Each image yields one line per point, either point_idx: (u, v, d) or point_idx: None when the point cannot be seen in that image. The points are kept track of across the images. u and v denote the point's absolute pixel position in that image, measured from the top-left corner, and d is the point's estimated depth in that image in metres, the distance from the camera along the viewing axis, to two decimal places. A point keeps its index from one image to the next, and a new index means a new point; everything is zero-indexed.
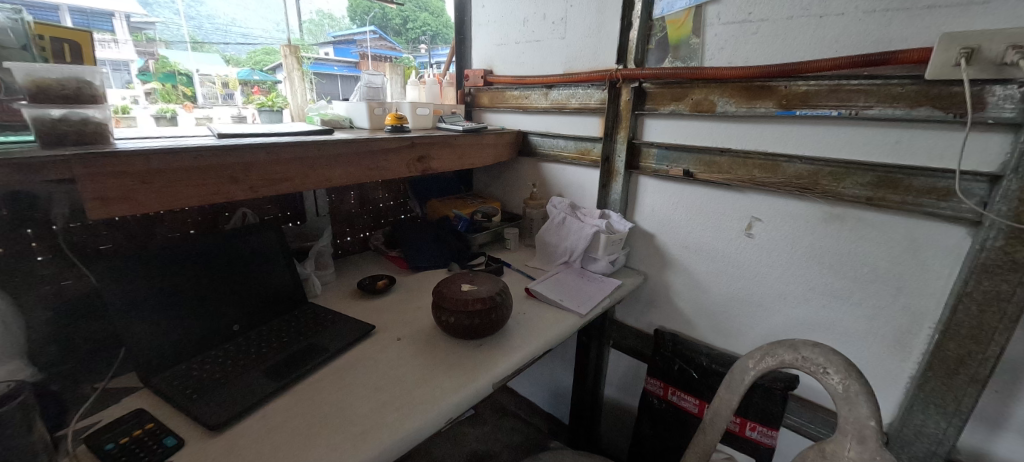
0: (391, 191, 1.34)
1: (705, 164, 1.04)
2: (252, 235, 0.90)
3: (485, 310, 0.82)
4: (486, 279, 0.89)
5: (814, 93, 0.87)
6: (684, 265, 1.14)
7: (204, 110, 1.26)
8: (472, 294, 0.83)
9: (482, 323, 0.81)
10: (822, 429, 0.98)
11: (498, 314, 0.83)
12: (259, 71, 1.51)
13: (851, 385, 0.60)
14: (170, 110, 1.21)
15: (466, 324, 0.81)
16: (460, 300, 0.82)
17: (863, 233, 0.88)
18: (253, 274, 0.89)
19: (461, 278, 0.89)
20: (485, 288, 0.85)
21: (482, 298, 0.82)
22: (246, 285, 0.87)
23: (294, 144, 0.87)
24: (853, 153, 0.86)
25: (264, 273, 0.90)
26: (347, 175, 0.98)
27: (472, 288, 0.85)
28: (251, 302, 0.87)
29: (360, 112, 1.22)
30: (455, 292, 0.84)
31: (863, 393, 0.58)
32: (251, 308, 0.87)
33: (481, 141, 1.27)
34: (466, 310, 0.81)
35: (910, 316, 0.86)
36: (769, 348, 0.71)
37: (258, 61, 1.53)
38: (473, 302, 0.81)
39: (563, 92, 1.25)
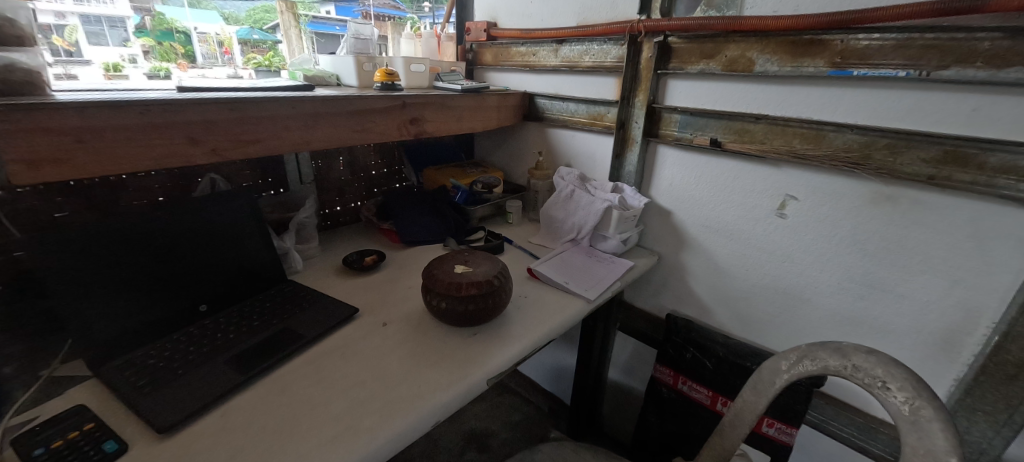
0: (384, 157, 1.22)
1: (736, 132, 0.91)
2: (222, 204, 0.79)
3: (481, 296, 0.71)
4: (484, 260, 0.78)
5: (876, 49, 0.74)
6: (704, 246, 1.04)
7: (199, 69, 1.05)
8: (466, 277, 0.73)
9: (478, 309, 0.71)
10: (847, 427, 0.92)
11: (496, 301, 0.73)
12: (259, 30, 1.25)
13: (920, 407, 0.48)
14: (164, 69, 0.99)
15: (459, 310, 0.71)
16: (453, 283, 0.71)
17: (917, 217, 0.77)
18: (224, 248, 0.78)
19: (455, 257, 0.79)
20: (482, 269, 0.75)
21: (477, 282, 0.72)
22: (215, 260, 0.77)
23: (265, 101, 0.75)
24: (916, 123, 0.73)
25: (235, 248, 0.80)
26: (331, 138, 0.86)
27: (467, 270, 0.74)
28: (220, 279, 0.77)
29: (348, 68, 1.10)
30: (447, 274, 0.74)
31: (937, 420, 0.47)
32: (220, 286, 0.77)
33: (483, 103, 1.14)
34: (458, 295, 0.71)
35: (964, 312, 0.76)
36: (813, 351, 0.61)
37: (257, 20, 1.25)
38: (468, 287, 0.71)
39: (575, 49, 1.11)
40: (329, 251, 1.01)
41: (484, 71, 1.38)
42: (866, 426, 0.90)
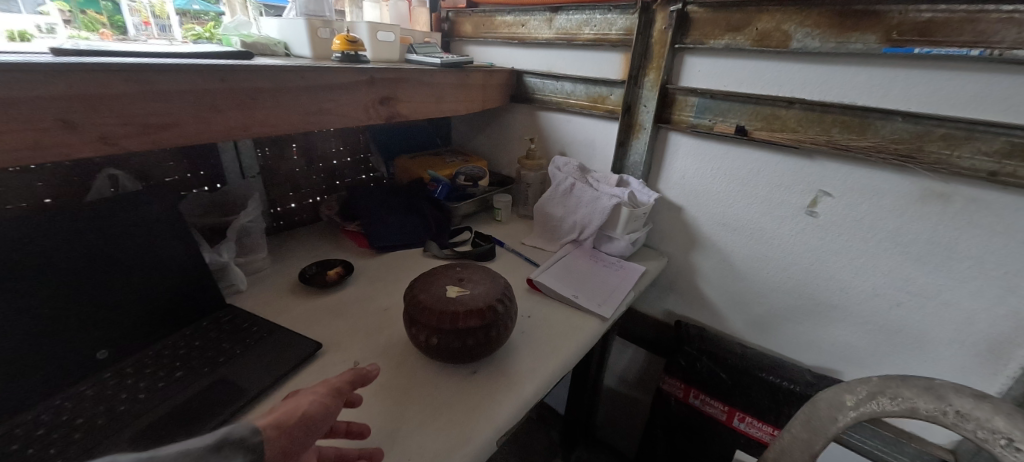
0: (347, 144, 1.03)
1: (765, 119, 0.80)
2: (133, 211, 0.60)
3: (482, 328, 0.56)
4: (483, 277, 0.63)
5: (940, 23, 0.63)
6: (719, 246, 0.93)
7: (133, 42, 0.78)
8: (462, 303, 0.57)
9: (477, 345, 0.56)
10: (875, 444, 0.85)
11: (499, 332, 0.58)
12: None
13: None
14: (85, 39, 0.74)
15: (455, 347, 0.56)
16: (446, 312, 0.56)
17: (972, 218, 0.68)
18: (134, 271, 0.59)
19: (445, 275, 0.63)
20: (480, 290, 0.60)
21: (477, 310, 0.56)
22: (120, 287, 0.58)
23: (185, 70, 0.55)
24: (979, 111, 0.64)
25: (151, 270, 0.60)
26: (279, 122, 0.67)
27: (462, 293, 0.59)
28: (129, 312, 0.58)
29: (299, 34, 0.89)
30: (437, 298, 0.58)
31: None
32: (129, 321, 0.58)
33: (466, 80, 0.97)
34: (453, 328, 0.55)
35: (1015, 322, 0.68)
36: (893, 386, 0.51)
37: None
38: (465, 317, 0.56)
39: (573, 19, 0.95)
40: (282, 260, 0.82)
41: (462, 44, 1.20)
42: (894, 443, 0.83)
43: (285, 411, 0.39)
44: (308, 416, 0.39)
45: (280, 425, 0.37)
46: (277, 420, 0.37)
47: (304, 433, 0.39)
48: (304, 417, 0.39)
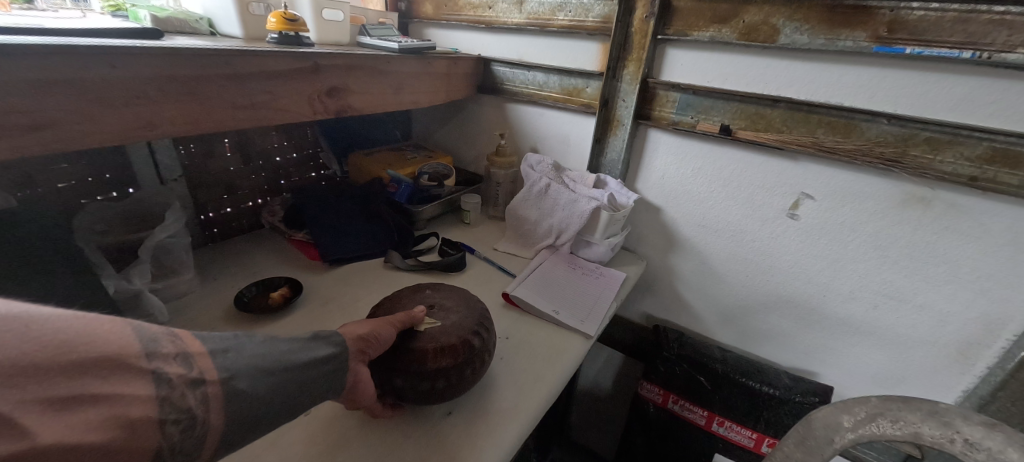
0: (293, 138, 0.91)
1: (749, 118, 0.76)
2: (32, 217, 0.53)
3: (455, 367, 0.49)
4: (456, 303, 0.56)
5: (932, 22, 0.60)
6: (698, 249, 0.90)
7: (24, 12, 0.64)
8: (433, 337, 0.50)
9: (449, 386, 0.49)
10: (872, 452, 0.83)
11: (475, 371, 0.51)
12: None
13: None
14: None
15: (423, 389, 0.48)
16: (413, 350, 0.48)
17: (952, 222, 0.67)
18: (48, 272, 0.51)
19: (413, 301, 0.56)
20: (454, 319, 0.53)
21: (450, 347, 0.49)
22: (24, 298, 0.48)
23: (55, 52, 0.42)
24: (963, 114, 0.62)
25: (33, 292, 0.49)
26: (204, 119, 0.55)
27: (433, 326, 0.52)
28: None
29: (226, 10, 0.75)
30: (409, 332, 0.51)
31: None
32: None
33: (428, 68, 0.87)
34: (421, 368, 0.48)
35: (986, 324, 0.69)
36: (894, 409, 0.49)
37: None
38: (436, 356, 0.48)
39: (546, 3, 0.87)
40: (215, 280, 0.70)
41: (422, 27, 1.08)
42: (887, 449, 0.82)
43: (360, 328, 0.46)
44: (377, 334, 0.47)
45: (358, 338, 0.45)
46: (353, 333, 0.45)
47: (373, 346, 0.46)
48: (372, 335, 0.46)
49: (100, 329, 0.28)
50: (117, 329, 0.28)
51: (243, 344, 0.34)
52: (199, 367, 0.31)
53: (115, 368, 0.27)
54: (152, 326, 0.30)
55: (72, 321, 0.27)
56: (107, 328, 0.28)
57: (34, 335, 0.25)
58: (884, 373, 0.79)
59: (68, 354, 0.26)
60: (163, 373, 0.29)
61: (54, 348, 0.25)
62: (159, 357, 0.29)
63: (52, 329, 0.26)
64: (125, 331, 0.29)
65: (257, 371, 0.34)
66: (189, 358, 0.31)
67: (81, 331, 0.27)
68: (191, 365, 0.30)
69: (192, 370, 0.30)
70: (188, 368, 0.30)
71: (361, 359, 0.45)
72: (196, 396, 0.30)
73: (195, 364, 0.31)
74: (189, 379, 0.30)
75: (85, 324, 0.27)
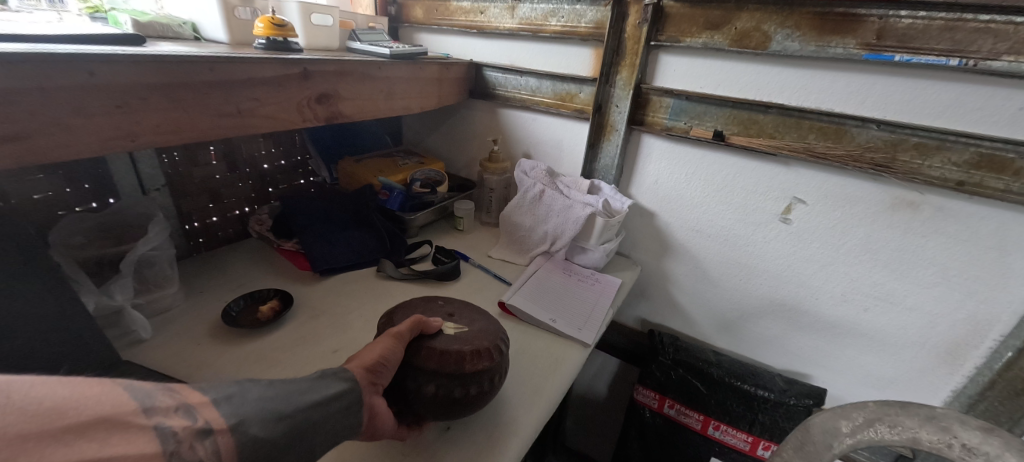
0: (281, 145, 0.88)
1: (742, 123, 0.76)
2: None
3: (491, 371, 0.48)
4: (475, 314, 0.56)
5: (919, 30, 0.61)
6: (692, 253, 0.90)
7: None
8: (463, 341, 0.49)
9: (483, 392, 0.47)
10: (875, 455, 0.83)
11: (505, 378, 0.50)
12: None
13: None
14: None
15: (456, 396, 0.46)
16: (445, 355, 0.47)
17: (939, 226, 0.68)
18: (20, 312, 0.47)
19: (429, 310, 0.55)
20: (481, 327, 0.53)
21: (485, 350, 0.49)
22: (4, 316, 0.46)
23: (29, 60, 0.40)
24: (952, 121, 0.63)
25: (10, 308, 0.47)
26: (189, 128, 0.53)
27: (458, 332, 0.51)
28: None
29: (211, 14, 0.74)
30: (433, 340, 0.49)
31: None
32: None
33: (420, 73, 0.86)
34: (458, 371, 0.46)
35: (973, 325, 0.70)
36: (892, 414, 0.49)
37: None
38: (472, 358, 0.47)
39: (538, 9, 0.87)
40: (201, 293, 0.68)
41: (413, 31, 1.07)
42: (890, 453, 0.81)
43: (365, 358, 0.44)
44: (384, 361, 0.44)
45: (365, 369, 0.43)
46: (360, 364, 0.43)
47: (383, 373, 0.44)
48: (381, 361, 0.44)
49: (88, 392, 0.27)
50: (107, 391, 0.27)
51: (248, 389, 0.33)
52: (204, 417, 0.30)
53: (114, 430, 0.26)
54: (144, 384, 0.29)
55: (59, 386, 0.26)
56: (96, 389, 0.27)
57: (22, 404, 0.24)
58: (876, 374, 0.80)
59: (60, 420, 0.25)
60: (166, 428, 0.28)
61: (46, 415, 0.25)
62: (158, 412, 0.28)
63: (36, 397, 0.25)
64: (116, 391, 0.27)
65: (269, 414, 0.33)
66: (192, 409, 0.30)
67: (70, 396, 0.26)
68: (196, 416, 0.29)
69: (197, 420, 0.29)
70: (193, 419, 0.29)
71: (375, 392, 0.43)
72: (206, 447, 0.29)
73: (200, 415, 0.30)
74: (197, 430, 0.29)
75: (72, 387, 0.26)
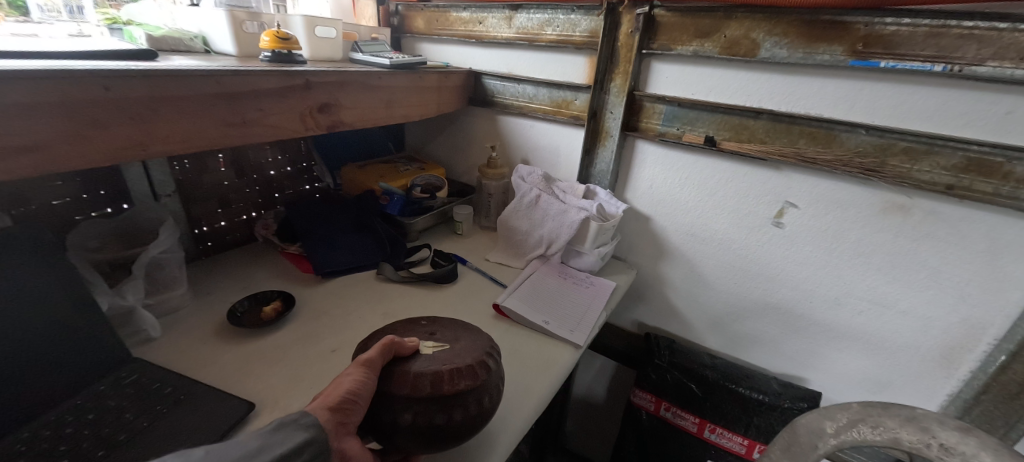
0: (286, 152, 0.92)
1: (733, 129, 0.78)
2: None
3: (474, 392, 0.46)
4: (459, 332, 0.54)
5: (905, 37, 0.62)
6: (687, 257, 0.91)
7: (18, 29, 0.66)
8: (442, 362, 0.47)
9: (468, 415, 0.45)
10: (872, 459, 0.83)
11: (493, 398, 0.48)
12: None
13: None
14: None
15: (438, 424, 0.44)
16: (422, 379, 0.45)
17: (931, 229, 0.69)
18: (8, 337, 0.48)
19: (410, 332, 0.54)
20: (463, 346, 0.51)
21: (466, 368, 0.47)
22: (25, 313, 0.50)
23: (52, 76, 0.43)
24: (940, 126, 0.64)
25: (31, 307, 0.50)
26: (198, 137, 0.57)
27: (437, 352, 0.49)
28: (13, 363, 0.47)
29: (220, 28, 0.77)
30: (409, 365, 0.47)
31: None
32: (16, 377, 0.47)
33: (420, 82, 0.88)
34: (438, 395, 0.44)
35: (967, 329, 0.70)
36: (874, 415, 0.50)
37: None
38: (452, 378, 0.45)
39: (534, 18, 0.89)
40: (208, 294, 0.71)
41: (414, 41, 1.10)
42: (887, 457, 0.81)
43: (330, 395, 0.42)
44: (351, 396, 0.43)
45: (330, 409, 0.41)
46: (324, 403, 0.41)
47: (353, 409, 0.43)
48: (348, 397, 0.43)
49: None
50: None
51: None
52: None
53: None
54: None
55: None
56: None
57: None
58: (872, 378, 0.80)
59: None
60: None
61: None
62: None
63: None
64: None
65: None
66: None
67: None
68: None
69: None
70: None
71: (343, 432, 0.41)
72: None
73: None
74: None
75: None
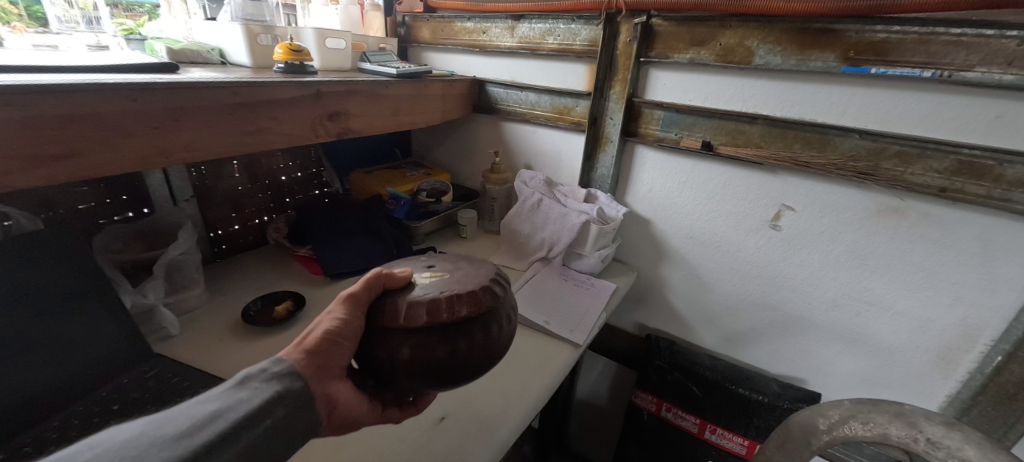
0: (297, 159, 0.95)
1: (729, 134, 0.80)
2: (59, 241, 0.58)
3: (476, 322, 0.42)
4: (463, 256, 0.48)
5: (895, 43, 0.64)
6: (687, 259, 0.93)
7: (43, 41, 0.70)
8: (440, 287, 0.43)
9: (471, 346, 0.42)
10: None
11: (500, 326, 0.44)
12: None
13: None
14: None
15: (441, 356, 0.41)
16: (417, 309, 0.41)
17: (926, 232, 0.70)
18: (31, 341, 0.51)
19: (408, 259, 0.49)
20: (464, 269, 0.45)
21: (466, 294, 0.42)
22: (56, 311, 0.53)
23: (85, 89, 0.47)
24: (932, 130, 0.65)
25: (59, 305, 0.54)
26: (216, 145, 0.60)
27: (436, 276, 0.44)
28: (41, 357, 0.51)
29: (236, 41, 0.81)
30: (400, 294, 0.43)
31: None
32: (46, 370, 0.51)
33: (425, 91, 0.92)
34: (435, 324, 0.41)
35: (963, 330, 0.71)
36: (865, 411, 0.51)
37: None
38: (450, 306, 0.41)
39: (536, 28, 0.92)
40: (223, 295, 0.74)
41: (421, 51, 1.14)
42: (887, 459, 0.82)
43: (309, 337, 0.40)
44: (332, 336, 0.40)
45: (307, 350, 0.39)
46: (301, 346, 0.39)
47: (335, 350, 0.40)
48: (327, 338, 0.40)
49: None
50: None
51: None
52: None
53: None
54: None
55: None
56: None
57: None
58: (871, 379, 0.81)
59: None
60: None
61: None
62: None
63: None
64: None
65: None
66: None
67: None
68: None
69: None
70: None
71: (328, 375, 0.39)
72: None
73: None
74: None
75: None
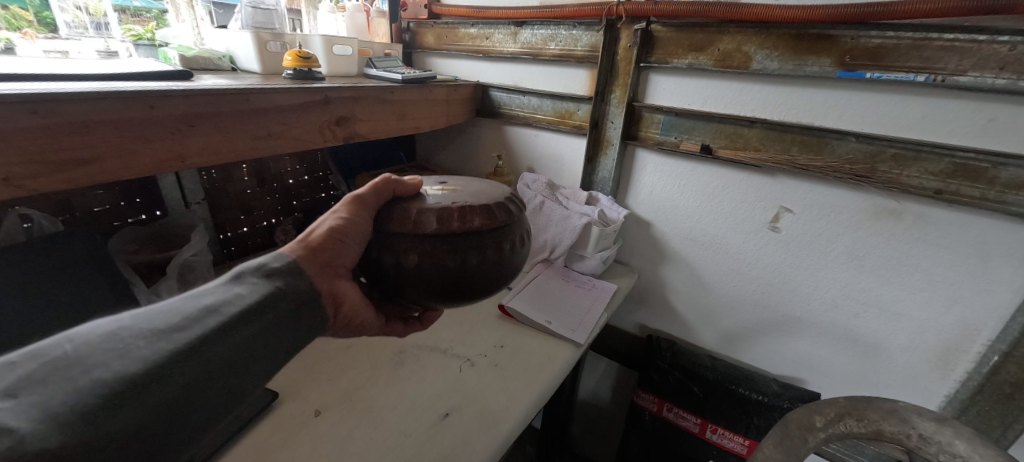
0: (304, 162, 0.97)
1: (727, 137, 0.81)
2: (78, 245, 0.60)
3: (486, 235, 0.45)
4: (476, 182, 0.52)
5: (889, 48, 0.65)
6: (687, 260, 0.94)
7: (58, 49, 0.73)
8: (452, 200, 0.46)
9: (481, 262, 0.45)
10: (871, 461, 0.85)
11: (509, 245, 0.47)
12: None
13: None
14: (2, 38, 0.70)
15: (450, 266, 0.44)
16: (428, 215, 0.44)
17: (923, 234, 0.71)
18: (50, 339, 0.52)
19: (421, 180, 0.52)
20: (475, 190, 0.49)
21: (478, 208, 0.45)
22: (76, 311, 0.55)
23: (108, 97, 0.49)
24: (926, 133, 0.66)
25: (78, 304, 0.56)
26: (228, 151, 0.62)
27: (450, 193, 0.47)
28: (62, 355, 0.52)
29: (246, 48, 0.83)
30: (409, 204, 0.46)
31: None
32: None
33: (430, 95, 0.94)
34: (447, 232, 0.44)
35: (961, 330, 0.72)
36: (860, 409, 0.53)
37: None
38: (462, 216, 0.44)
39: (538, 34, 0.94)
40: None
41: (425, 56, 1.16)
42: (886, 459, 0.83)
43: (315, 236, 0.43)
44: (336, 235, 0.43)
45: (312, 246, 0.42)
46: (308, 243, 0.42)
47: (341, 247, 0.43)
48: (333, 236, 0.43)
49: None
50: None
51: None
52: None
53: None
54: None
55: None
56: None
57: None
58: (870, 377, 0.82)
59: None
60: None
61: None
62: None
63: None
64: None
65: None
66: None
67: None
68: None
69: None
70: None
71: (333, 274, 0.43)
72: None
73: None
74: None
75: None
